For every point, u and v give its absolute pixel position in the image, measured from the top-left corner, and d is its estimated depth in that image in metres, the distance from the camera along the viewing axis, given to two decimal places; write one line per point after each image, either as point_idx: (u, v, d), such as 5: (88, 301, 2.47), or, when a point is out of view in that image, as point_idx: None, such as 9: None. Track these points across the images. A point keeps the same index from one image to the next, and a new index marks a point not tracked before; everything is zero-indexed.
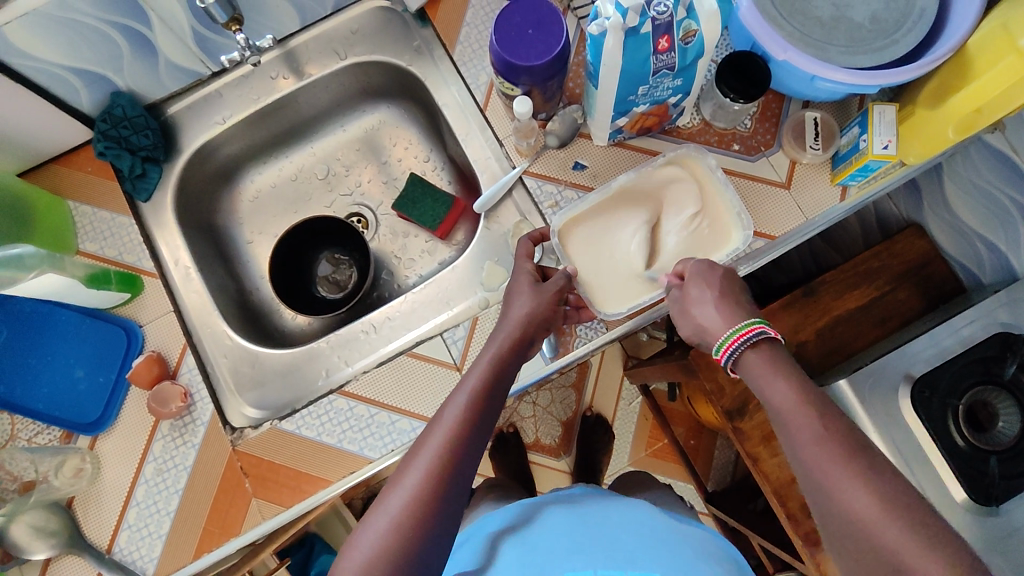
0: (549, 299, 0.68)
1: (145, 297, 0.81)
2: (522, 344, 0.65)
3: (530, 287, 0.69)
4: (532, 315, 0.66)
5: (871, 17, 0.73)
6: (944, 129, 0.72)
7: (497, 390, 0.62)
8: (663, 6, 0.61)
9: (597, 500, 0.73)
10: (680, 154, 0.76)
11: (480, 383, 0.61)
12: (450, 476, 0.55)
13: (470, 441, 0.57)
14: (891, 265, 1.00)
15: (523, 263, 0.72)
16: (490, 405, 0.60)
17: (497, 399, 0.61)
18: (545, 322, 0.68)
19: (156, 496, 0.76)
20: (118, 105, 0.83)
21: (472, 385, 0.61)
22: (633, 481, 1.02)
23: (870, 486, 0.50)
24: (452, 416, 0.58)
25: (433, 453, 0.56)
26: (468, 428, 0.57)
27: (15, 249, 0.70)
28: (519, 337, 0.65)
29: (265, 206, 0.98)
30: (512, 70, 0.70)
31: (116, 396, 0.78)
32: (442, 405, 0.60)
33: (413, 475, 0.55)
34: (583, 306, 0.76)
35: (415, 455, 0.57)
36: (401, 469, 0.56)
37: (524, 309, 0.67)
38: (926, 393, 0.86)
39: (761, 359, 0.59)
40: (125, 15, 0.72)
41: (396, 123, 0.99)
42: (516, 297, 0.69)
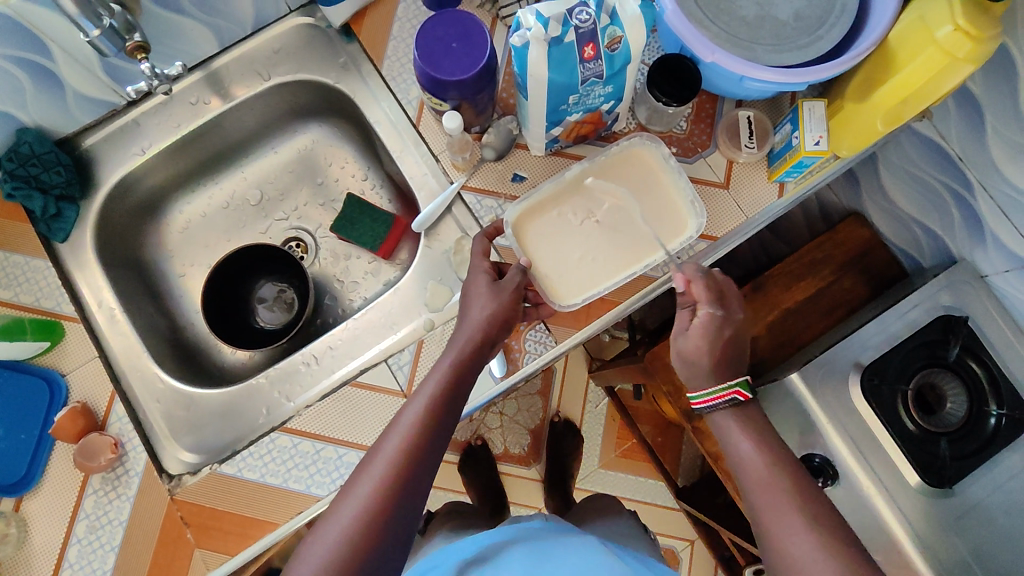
0: (509, 298, 0.67)
1: (68, 344, 0.76)
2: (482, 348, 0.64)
3: (487, 287, 0.67)
4: (494, 317, 0.65)
5: (794, 14, 0.73)
6: (872, 121, 0.73)
7: (446, 413, 0.61)
8: (585, 14, 0.61)
9: (560, 539, 0.74)
10: (633, 142, 0.74)
11: (426, 410, 0.60)
12: (387, 509, 0.54)
13: (412, 472, 0.56)
14: (834, 255, 1.04)
15: (479, 262, 0.70)
16: (440, 430, 0.60)
17: (446, 424, 0.61)
18: (506, 323, 0.67)
19: (90, 556, 0.71)
20: (24, 141, 0.77)
21: (419, 412, 0.60)
22: (601, 507, 1.05)
23: (812, 534, 0.57)
24: (395, 444, 0.57)
25: (374, 482, 0.55)
26: (410, 457, 0.57)
27: None
28: (468, 357, 0.64)
29: (197, 235, 0.93)
30: (439, 85, 0.68)
31: (42, 452, 0.73)
32: (386, 431, 0.59)
33: (350, 507, 0.54)
34: (541, 301, 0.75)
35: (359, 477, 0.56)
36: (345, 489, 0.56)
37: (483, 310, 0.66)
38: (875, 380, 0.89)
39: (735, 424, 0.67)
40: (22, 46, 0.67)
41: (329, 142, 0.96)
42: (474, 298, 0.67)
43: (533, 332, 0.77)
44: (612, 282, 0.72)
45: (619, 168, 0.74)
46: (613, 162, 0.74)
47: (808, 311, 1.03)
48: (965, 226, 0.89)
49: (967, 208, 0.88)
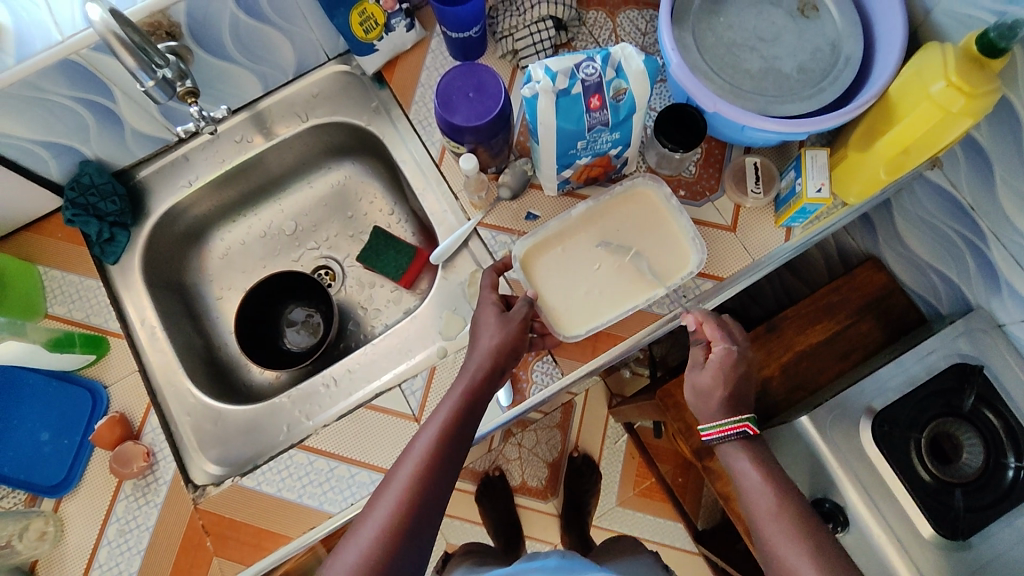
0: (516, 327, 0.70)
1: (111, 358, 0.83)
2: (492, 376, 0.68)
3: (496, 318, 0.70)
4: (502, 346, 0.69)
5: (798, 67, 0.77)
6: (875, 171, 0.75)
7: (457, 440, 0.64)
8: (591, 68, 0.66)
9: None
10: (636, 182, 0.78)
11: (438, 437, 0.63)
12: (403, 531, 0.58)
13: (425, 496, 0.60)
14: (851, 299, 1.05)
15: (488, 293, 0.74)
16: (451, 455, 0.63)
17: (457, 450, 0.64)
18: (514, 351, 0.70)
19: (118, 557, 0.77)
20: (86, 173, 0.85)
21: (431, 438, 0.63)
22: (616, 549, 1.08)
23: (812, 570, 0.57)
24: (409, 469, 0.61)
25: (390, 505, 0.59)
26: (423, 482, 0.61)
27: None
28: (478, 386, 0.67)
29: (235, 262, 1.00)
30: (457, 131, 0.73)
31: (81, 458, 0.79)
32: (401, 458, 0.63)
33: (368, 529, 0.58)
34: (547, 331, 0.77)
35: (375, 503, 0.60)
36: (360, 518, 0.60)
37: (492, 339, 0.69)
38: (886, 427, 0.88)
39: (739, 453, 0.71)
40: (89, 90, 0.75)
41: (361, 178, 1.02)
42: (484, 329, 0.71)
43: (541, 363, 0.80)
44: (615, 314, 0.76)
45: (624, 207, 0.78)
46: (617, 202, 0.78)
47: (823, 353, 1.03)
48: (982, 274, 0.89)
49: (983, 256, 0.88)
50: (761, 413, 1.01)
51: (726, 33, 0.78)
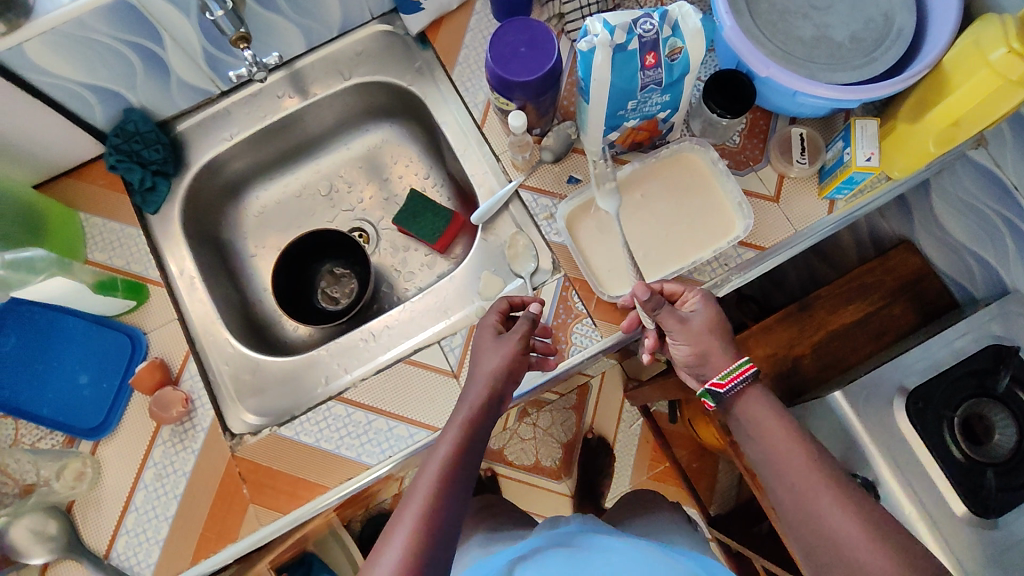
0: (514, 349, 0.68)
1: (151, 305, 0.83)
2: (492, 402, 0.64)
3: (493, 342, 0.69)
4: (501, 369, 0.66)
5: (850, 36, 0.76)
6: (925, 142, 0.74)
7: (472, 451, 0.60)
8: (649, 24, 0.66)
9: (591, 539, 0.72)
10: (681, 146, 0.78)
11: (453, 447, 0.59)
12: (428, 551, 0.53)
13: (447, 510, 0.55)
14: (885, 281, 1.04)
15: (488, 318, 0.73)
16: (468, 466, 0.59)
17: (474, 461, 0.60)
18: (513, 374, 0.67)
19: (154, 501, 0.77)
20: (131, 120, 0.86)
21: (445, 450, 0.59)
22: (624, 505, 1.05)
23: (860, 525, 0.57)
24: (427, 483, 0.57)
25: (409, 525, 0.54)
26: (442, 496, 0.56)
27: (27, 252, 0.71)
28: (492, 392, 0.64)
29: (271, 221, 1.00)
30: (506, 86, 0.73)
31: (119, 403, 0.80)
32: (415, 474, 0.58)
33: (389, 555, 0.52)
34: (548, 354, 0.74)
35: (394, 524, 0.55)
36: (380, 544, 0.54)
37: (490, 364, 0.67)
38: (920, 405, 0.88)
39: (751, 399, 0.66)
40: (140, 35, 0.75)
41: (398, 142, 1.02)
42: (483, 354, 0.69)
43: (581, 325, 0.79)
44: (657, 276, 0.76)
45: (669, 171, 0.79)
46: (662, 166, 0.79)
47: (854, 333, 1.02)
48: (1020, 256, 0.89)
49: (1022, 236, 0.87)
50: (790, 390, 1.01)
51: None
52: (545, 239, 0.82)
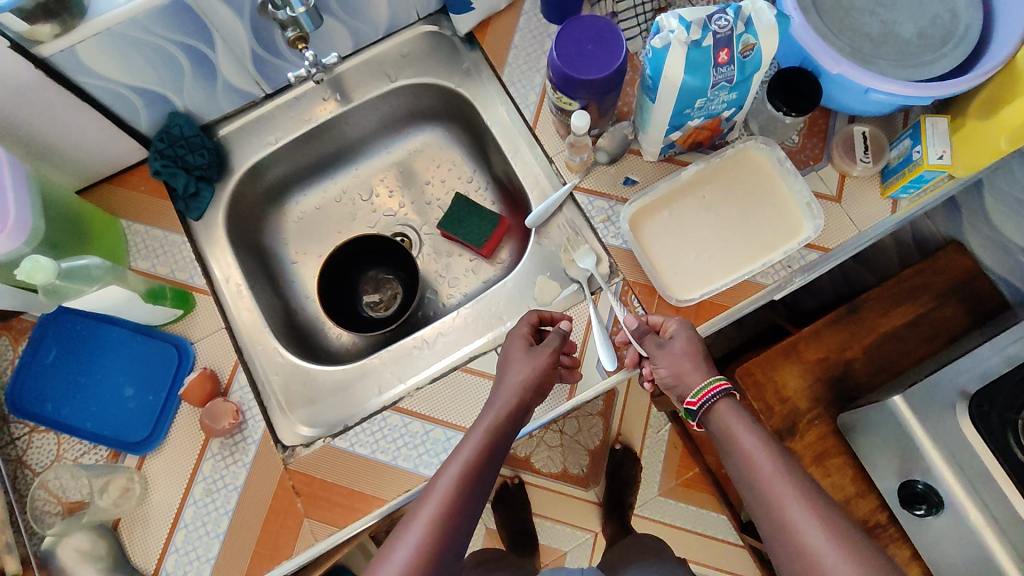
0: (545, 359, 0.70)
1: (197, 314, 0.80)
2: (518, 412, 0.66)
3: (524, 353, 0.71)
4: (529, 380, 0.68)
5: (918, 33, 0.75)
6: (997, 139, 0.72)
7: (493, 457, 0.63)
8: (723, 21, 0.64)
9: None
10: (747, 145, 0.76)
11: (475, 452, 0.62)
12: (440, 548, 0.56)
13: (462, 513, 0.58)
14: (935, 283, 1.02)
15: (520, 327, 0.74)
16: (487, 472, 0.62)
17: (493, 467, 0.63)
18: (542, 387, 0.69)
19: (205, 517, 0.74)
20: (176, 124, 0.83)
21: (467, 454, 0.62)
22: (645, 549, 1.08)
23: None
24: (444, 486, 0.59)
25: (424, 523, 0.57)
26: (459, 499, 0.59)
27: (82, 260, 0.67)
28: (519, 403, 0.67)
29: (311, 226, 0.98)
30: (570, 83, 0.72)
31: (165, 416, 0.77)
32: (435, 475, 0.61)
33: (402, 551, 0.55)
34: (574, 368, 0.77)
35: (410, 521, 0.58)
36: (394, 538, 0.57)
37: (520, 374, 0.69)
38: (983, 408, 0.85)
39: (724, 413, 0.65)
40: (192, 36, 0.73)
41: (440, 145, 1.00)
42: (512, 364, 0.71)
43: None
44: (727, 279, 0.74)
45: (734, 171, 0.77)
46: (727, 165, 0.77)
47: (906, 336, 1.01)
48: None
49: None
50: (842, 396, 1.00)
51: None
52: (602, 241, 0.80)
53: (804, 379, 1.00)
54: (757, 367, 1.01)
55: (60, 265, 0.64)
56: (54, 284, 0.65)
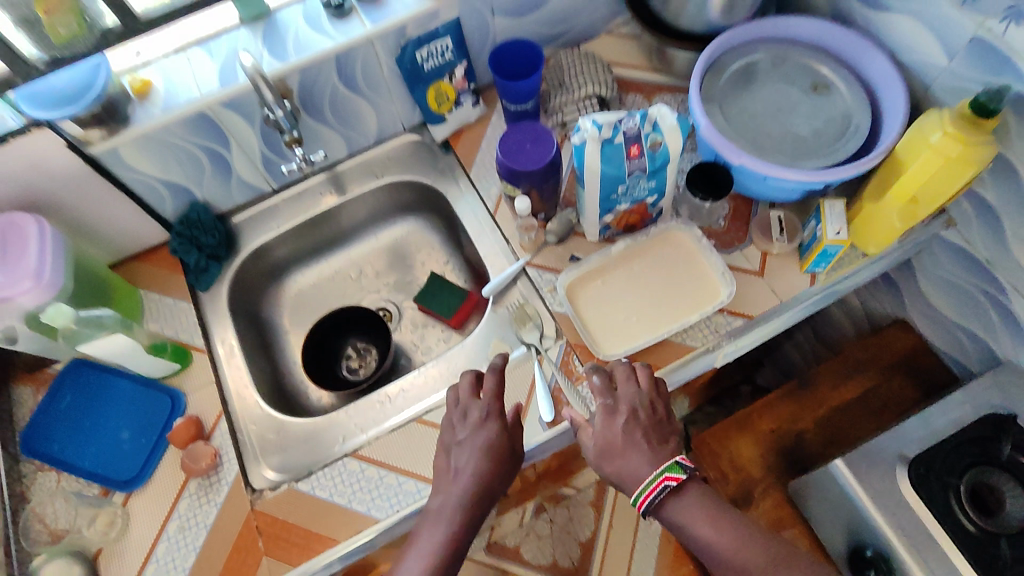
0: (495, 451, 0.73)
1: (192, 369, 0.92)
2: (477, 506, 0.71)
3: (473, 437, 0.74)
4: (484, 471, 0.72)
5: (813, 132, 0.88)
6: (891, 219, 0.83)
7: (456, 553, 0.69)
8: (631, 122, 0.78)
9: None
10: (668, 225, 0.89)
11: (438, 554, 0.68)
12: None
13: None
14: (882, 358, 1.08)
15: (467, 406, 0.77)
16: (452, 570, 0.68)
17: (456, 564, 0.69)
18: (495, 469, 0.74)
19: (175, 553, 0.81)
20: (194, 211, 0.99)
21: (431, 558, 0.68)
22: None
23: None
24: None
25: None
26: None
27: (97, 311, 0.80)
28: (477, 496, 0.71)
29: (306, 301, 1.11)
30: (514, 175, 0.85)
31: (154, 456, 0.86)
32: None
33: None
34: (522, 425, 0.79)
35: None
36: None
37: (474, 464, 0.72)
38: (923, 471, 0.90)
39: (672, 512, 0.68)
40: (212, 141, 0.91)
41: (421, 232, 1.15)
42: (465, 447, 0.74)
43: (582, 388, 0.85)
44: (650, 338, 0.83)
45: (658, 248, 0.89)
46: (651, 242, 0.89)
47: (857, 409, 1.06)
48: (1007, 328, 0.94)
49: (1005, 308, 0.93)
50: (796, 465, 1.04)
51: (749, 105, 0.91)
52: (548, 309, 0.90)
53: (757, 447, 1.06)
54: (709, 438, 1.07)
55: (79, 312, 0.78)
56: (71, 327, 0.78)
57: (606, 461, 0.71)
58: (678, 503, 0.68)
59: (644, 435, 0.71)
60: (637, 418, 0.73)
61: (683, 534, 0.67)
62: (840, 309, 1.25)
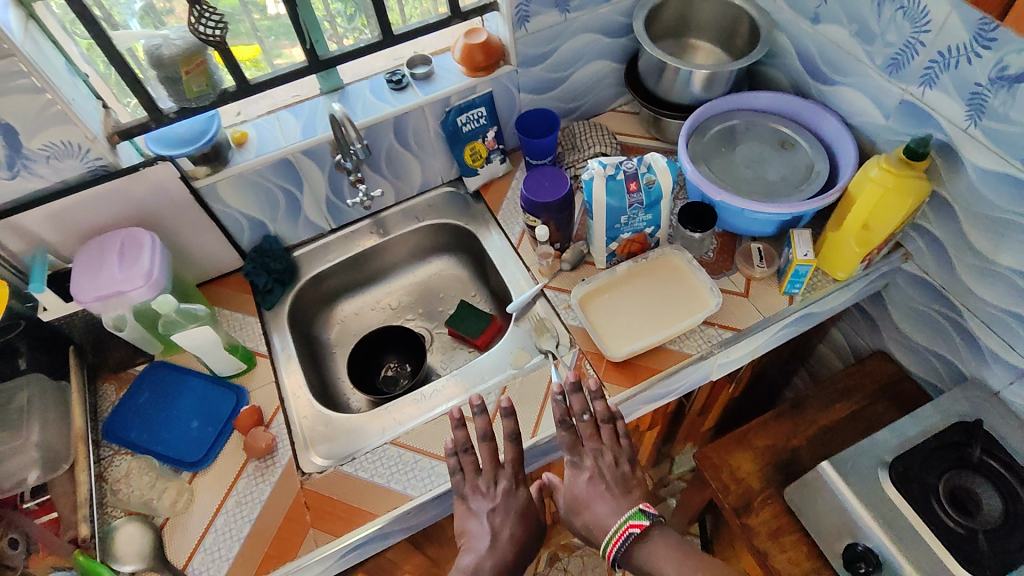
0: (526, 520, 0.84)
1: (256, 370, 1.07)
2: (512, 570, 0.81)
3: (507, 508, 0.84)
4: (517, 536, 0.83)
5: (781, 176, 1.08)
6: (850, 244, 0.99)
7: None
8: (630, 164, 0.98)
9: None
10: (665, 251, 1.07)
11: None
12: None
13: None
14: (866, 384, 1.20)
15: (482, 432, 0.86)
16: None
17: None
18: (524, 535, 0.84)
19: (231, 524, 0.92)
20: (267, 242, 1.17)
21: None
22: None
23: None
24: None
25: None
26: None
27: (192, 306, 0.99)
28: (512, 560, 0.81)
29: (352, 327, 1.29)
30: (535, 207, 1.04)
31: (218, 442, 0.99)
32: None
33: None
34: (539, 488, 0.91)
35: None
36: None
37: (512, 531, 0.83)
38: (905, 472, 0.98)
39: (641, 557, 0.80)
40: (289, 182, 1.11)
41: (452, 269, 1.34)
42: (500, 518, 0.84)
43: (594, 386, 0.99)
44: (651, 339, 0.98)
45: (656, 270, 1.06)
46: (651, 265, 1.07)
47: (846, 428, 1.16)
48: (968, 348, 1.06)
49: (964, 330, 1.06)
50: (792, 476, 1.12)
51: (728, 158, 1.12)
52: (564, 324, 1.06)
53: (756, 462, 1.14)
54: (710, 453, 1.16)
55: (180, 305, 0.97)
56: (172, 316, 0.97)
57: (576, 514, 0.84)
58: (645, 548, 0.81)
59: (608, 488, 0.85)
60: (601, 473, 0.86)
61: (651, 575, 0.79)
62: (828, 347, 1.38)
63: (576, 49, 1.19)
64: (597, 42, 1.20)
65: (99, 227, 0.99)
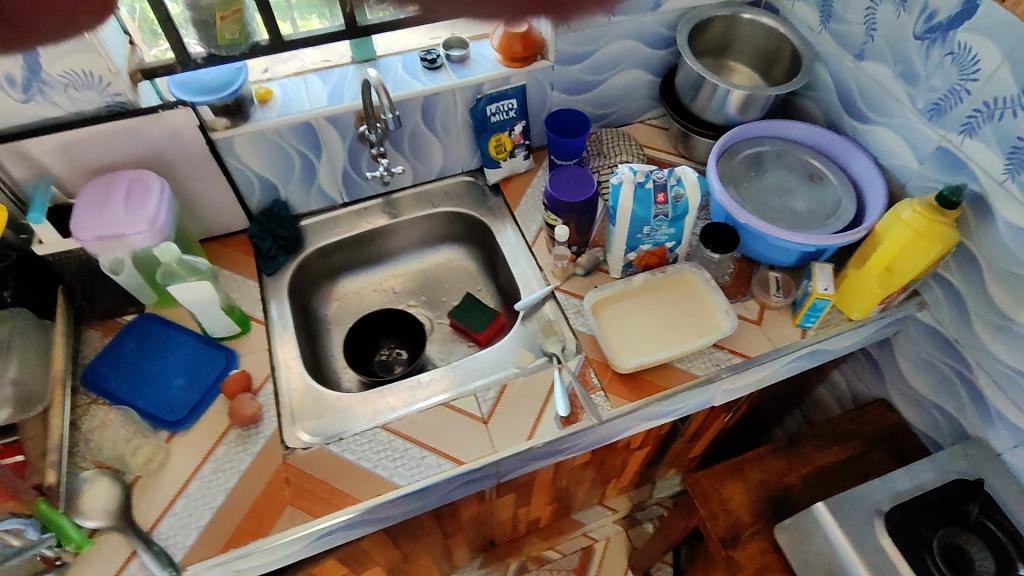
0: None
1: (249, 336, 1.03)
2: None
3: None
4: None
5: (808, 209, 1.07)
6: (870, 283, 0.98)
7: None
8: (660, 174, 0.95)
9: None
10: (684, 268, 1.04)
11: None
12: None
13: None
14: (865, 430, 1.18)
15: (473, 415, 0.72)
16: None
17: None
18: None
19: (206, 491, 0.87)
20: (277, 207, 1.14)
21: None
22: None
23: None
24: None
25: None
26: None
27: (195, 259, 0.96)
28: None
29: (350, 306, 1.25)
30: (557, 205, 1.02)
31: (202, 404, 0.94)
32: None
33: None
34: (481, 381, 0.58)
35: None
36: None
37: None
38: (902, 522, 0.96)
39: None
40: (308, 148, 1.08)
41: (461, 260, 1.31)
42: None
43: (597, 394, 0.96)
44: (661, 353, 0.96)
45: (673, 285, 1.04)
46: (669, 280, 1.04)
47: (841, 471, 1.14)
48: (975, 406, 1.05)
49: (972, 386, 1.04)
50: (782, 512, 1.10)
51: (756, 183, 1.10)
52: (573, 327, 1.03)
53: (747, 494, 1.12)
54: (701, 478, 1.14)
55: (182, 256, 0.94)
56: (173, 265, 0.93)
57: None
58: None
59: None
60: None
61: None
62: (827, 389, 1.37)
63: (615, 54, 1.17)
64: (637, 50, 1.18)
65: (108, 166, 0.95)
